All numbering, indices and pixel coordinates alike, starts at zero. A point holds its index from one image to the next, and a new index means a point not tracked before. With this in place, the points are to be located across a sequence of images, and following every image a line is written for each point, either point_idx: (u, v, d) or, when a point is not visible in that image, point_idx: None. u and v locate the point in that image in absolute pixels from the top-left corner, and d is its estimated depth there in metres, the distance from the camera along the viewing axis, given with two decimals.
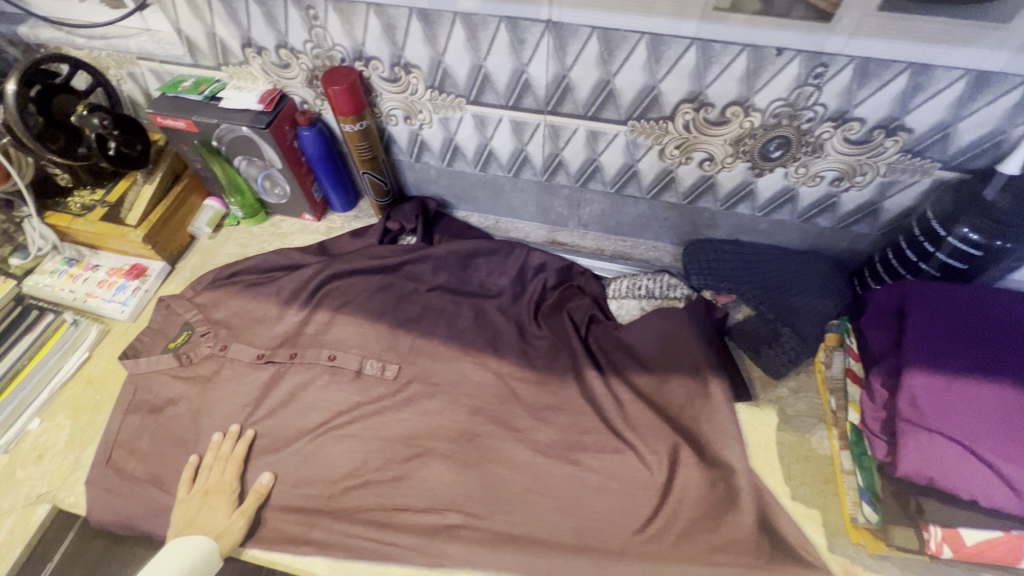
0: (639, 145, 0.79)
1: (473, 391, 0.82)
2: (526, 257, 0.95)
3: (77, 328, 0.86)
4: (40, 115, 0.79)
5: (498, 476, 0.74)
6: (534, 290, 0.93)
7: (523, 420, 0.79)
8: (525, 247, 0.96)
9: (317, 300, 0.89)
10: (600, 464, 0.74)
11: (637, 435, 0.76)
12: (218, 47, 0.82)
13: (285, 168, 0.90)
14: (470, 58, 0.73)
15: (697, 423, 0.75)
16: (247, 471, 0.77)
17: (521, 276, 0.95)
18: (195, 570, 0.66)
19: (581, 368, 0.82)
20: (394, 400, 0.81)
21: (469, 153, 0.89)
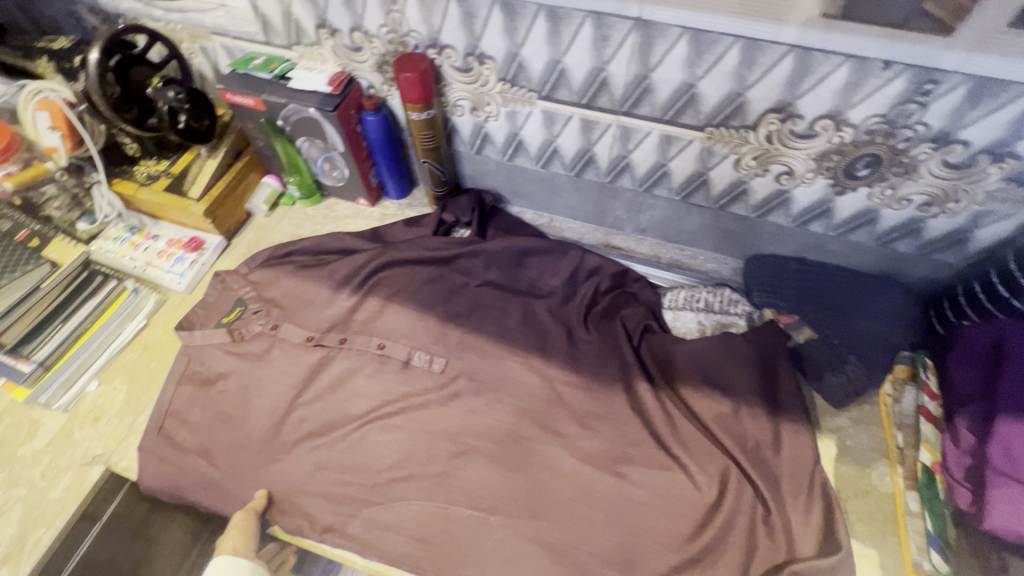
0: (713, 153, 0.76)
1: (521, 393, 0.80)
2: (580, 259, 0.93)
3: (137, 296, 0.88)
4: (117, 85, 0.81)
5: (542, 481, 0.73)
6: (586, 293, 0.90)
7: (569, 427, 0.77)
8: (580, 248, 0.94)
9: (369, 287, 0.89)
10: (648, 481, 0.72)
11: (688, 454, 0.73)
12: (292, 26, 0.82)
13: (347, 153, 0.90)
14: (548, 53, 0.70)
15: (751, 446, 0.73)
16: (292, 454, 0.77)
17: (573, 278, 0.93)
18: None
19: (632, 379, 0.80)
20: (440, 395, 0.80)
21: (533, 149, 0.87)
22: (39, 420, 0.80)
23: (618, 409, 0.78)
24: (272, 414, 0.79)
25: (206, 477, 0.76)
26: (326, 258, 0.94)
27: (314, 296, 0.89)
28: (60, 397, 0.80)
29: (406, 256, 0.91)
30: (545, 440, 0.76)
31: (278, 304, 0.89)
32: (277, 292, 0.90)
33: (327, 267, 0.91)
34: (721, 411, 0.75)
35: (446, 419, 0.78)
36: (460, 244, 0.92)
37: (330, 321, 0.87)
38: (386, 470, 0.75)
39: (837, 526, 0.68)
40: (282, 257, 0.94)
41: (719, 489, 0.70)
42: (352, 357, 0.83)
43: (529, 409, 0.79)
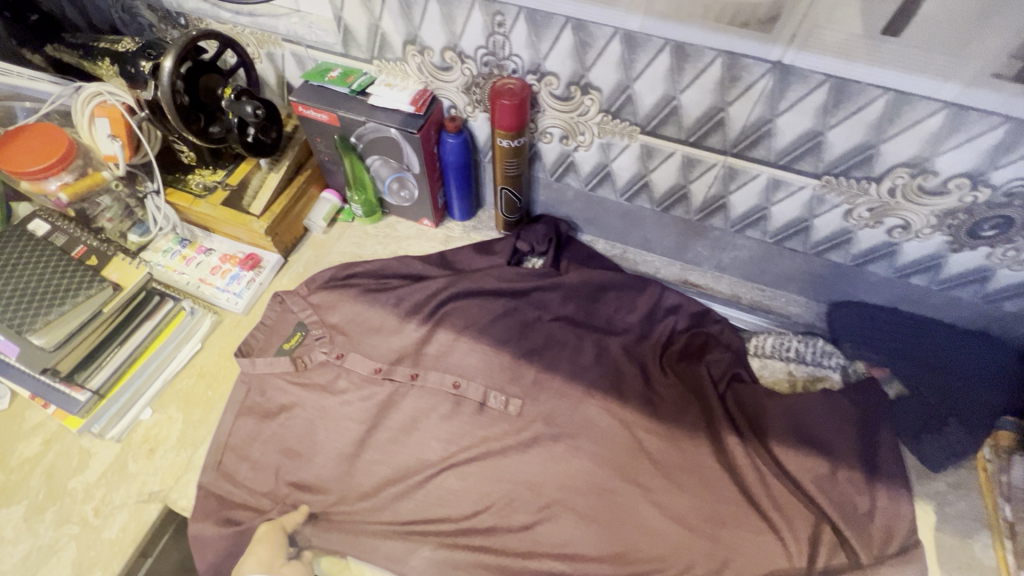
0: (824, 202, 0.72)
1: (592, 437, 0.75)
2: (659, 296, 0.89)
3: (193, 318, 0.83)
4: (187, 94, 0.75)
5: (632, 540, 0.70)
6: (662, 333, 0.86)
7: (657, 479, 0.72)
8: (659, 285, 0.90)
9: (438, 317, 0.84)
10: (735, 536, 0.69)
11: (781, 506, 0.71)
12: (377, 40, 0.77)
13: (422, 174, 0.85)
14: (664, 88, 0.66)
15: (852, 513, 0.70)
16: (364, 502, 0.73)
17: (651, 316, 0.88)
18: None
19: (719, 431, 0.75)
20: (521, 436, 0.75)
21: (621, 181, 0.82)
22: (90, 449, 0.75)
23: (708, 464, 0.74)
24: (342, 455, 0.75)
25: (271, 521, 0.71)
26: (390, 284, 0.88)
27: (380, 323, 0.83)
28: (114, 426, 0.75)
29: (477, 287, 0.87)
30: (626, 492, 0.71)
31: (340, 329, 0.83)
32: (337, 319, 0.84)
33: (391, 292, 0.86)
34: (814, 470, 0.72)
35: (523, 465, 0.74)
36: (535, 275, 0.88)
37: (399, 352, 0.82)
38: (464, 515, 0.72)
39: None
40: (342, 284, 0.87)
41: (818, 557, 0.67)
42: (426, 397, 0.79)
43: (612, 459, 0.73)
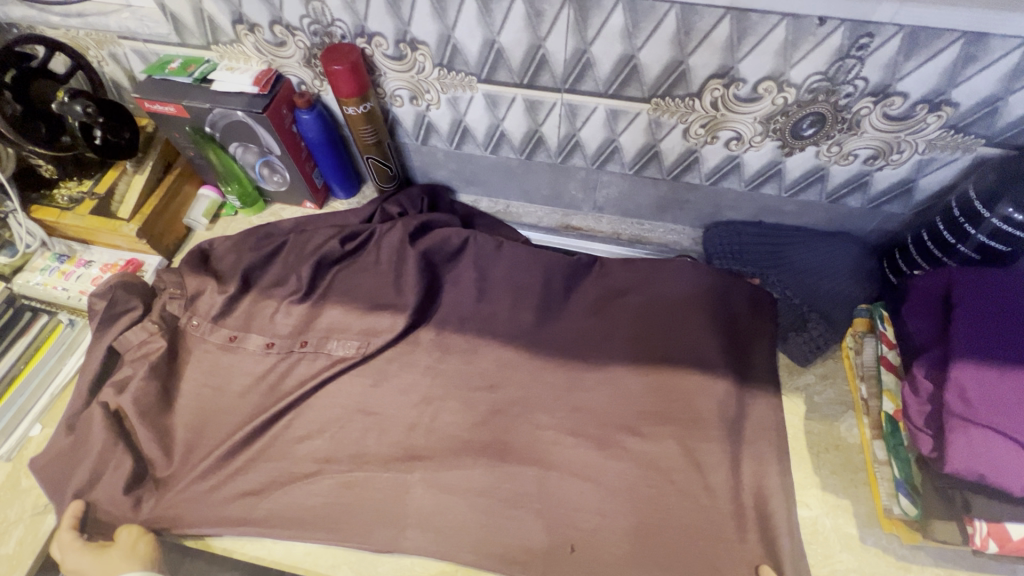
0: (661, 124, 0.74)
1: (521, 432, 0.75)
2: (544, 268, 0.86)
3: (73, 329, 0.83)
4: (18, 103, 0.74)
5: (534, 422, 0.75)
6: (514, 308, 0.83)
7: (596, 388, 0.77)
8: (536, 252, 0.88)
9: (301, 409, 0.77)
10: (694, 389, 0.74)
11: (747, 312, 0.79)
12: (206, 24, 0.76)
13: (284, 154, 0.85)
14: (482, 33, 0.67)
15: (701, 318, 0.78)
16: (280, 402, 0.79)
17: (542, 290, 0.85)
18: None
19: (603, 437, 0.73)
20: (427, 462, 0.73)
21: (480, 135, 0.84)
22: None
23: (588, 388, 0.77)
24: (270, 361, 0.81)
25: (129, 509, 0.70)
26: (258, 286, 0.86)
27: (245, 403, 0.77)
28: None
29: (347, 355, 0.80)
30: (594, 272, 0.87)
31: (202, 398, 0.78)
32: (211, 349, 0.81)
33: (259, 337, 0.82)
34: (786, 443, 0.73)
35: (519, 266, 0.86)
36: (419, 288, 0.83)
37: (249, 473, 0.73)
38: (329, 474, 0.73)
39: (809, 477, 0.72)
40: (180, 313, 0.83)
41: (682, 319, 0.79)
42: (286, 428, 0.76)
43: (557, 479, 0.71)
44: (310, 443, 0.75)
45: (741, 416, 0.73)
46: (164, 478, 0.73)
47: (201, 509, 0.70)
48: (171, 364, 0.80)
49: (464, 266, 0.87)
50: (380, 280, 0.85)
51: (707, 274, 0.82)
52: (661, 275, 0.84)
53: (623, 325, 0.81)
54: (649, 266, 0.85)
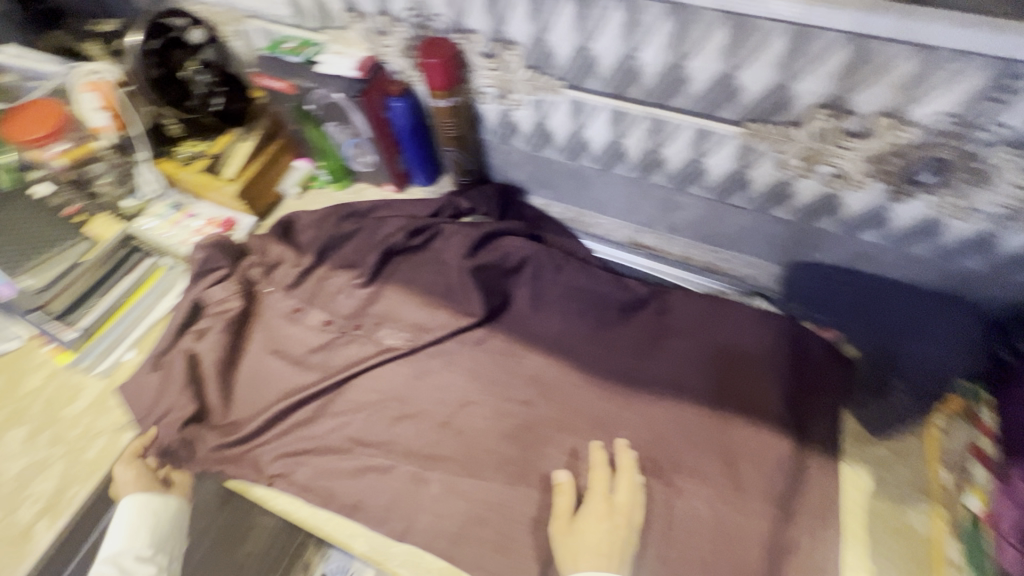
0: (753, 151, 0.69)
1: (550, 451, 0.76)
2: (604, 295, 0.86)
3: (172, 272, 0.92)
4: (159, 68, 0.84)
5: (562, 445, 0.76)
6: (567, 325, 0.85)
7: (629, 420, 0.77)
8: (597, 275, 0.87)
9: (348, 383, 0.81)
10: (732, 445, 0.72)
11: (808, 375, 0.75)
12: (322, 10, 0.82)
13: (373, 139, 0.90)
14: (575, 39, 0.66)
15: (759, 373, 0.75)
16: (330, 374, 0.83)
17: (599, 317, 0.86)
18: (154, 512, 0.73)
19: (631, 478, 0.72)
20: (454, 460, 0.75)
21: (560, 140, 0.83)
22: (80, 384, 0.86)
23: (623, 418, 0.78)
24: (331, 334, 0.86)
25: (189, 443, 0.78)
26: (331, 261, 0.92)
27: (303, 368, 0.83)
28: (99, 364, 0.85)
29: (397, 345, 0.83)
30: (649, 310, 0.85)
31: (268, 356, 0.85)
32: (281, 315, 0.88)
33: (321, 312, 0.88)
34: (837, 521, 0.67)
35: (575, 294, 0.86)
36: (476, 293, 0.84)
37: (289, 436, 0.78)
38: (364, 451, 0.76)
39: (861, 562, 0.65)
40: (258, 279, 0.91)
41: (738, 372, 0.77)
42: (332, 399, 0.80)
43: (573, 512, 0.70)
44: (350, 418, 0.79)
45: (783, 481, 0.68)
46: (221, 422, 0.80)
47: (248, 456, 0.77)
48: (245, 322, 0.88)
49: (528, 284, 0.87)
50: (444, 273, 0.88)
51: (770, 335, 0.77)
52: (718, 327, 0.81)
53: (669, 372, 0.80)
54: (707, 315, 0.82)
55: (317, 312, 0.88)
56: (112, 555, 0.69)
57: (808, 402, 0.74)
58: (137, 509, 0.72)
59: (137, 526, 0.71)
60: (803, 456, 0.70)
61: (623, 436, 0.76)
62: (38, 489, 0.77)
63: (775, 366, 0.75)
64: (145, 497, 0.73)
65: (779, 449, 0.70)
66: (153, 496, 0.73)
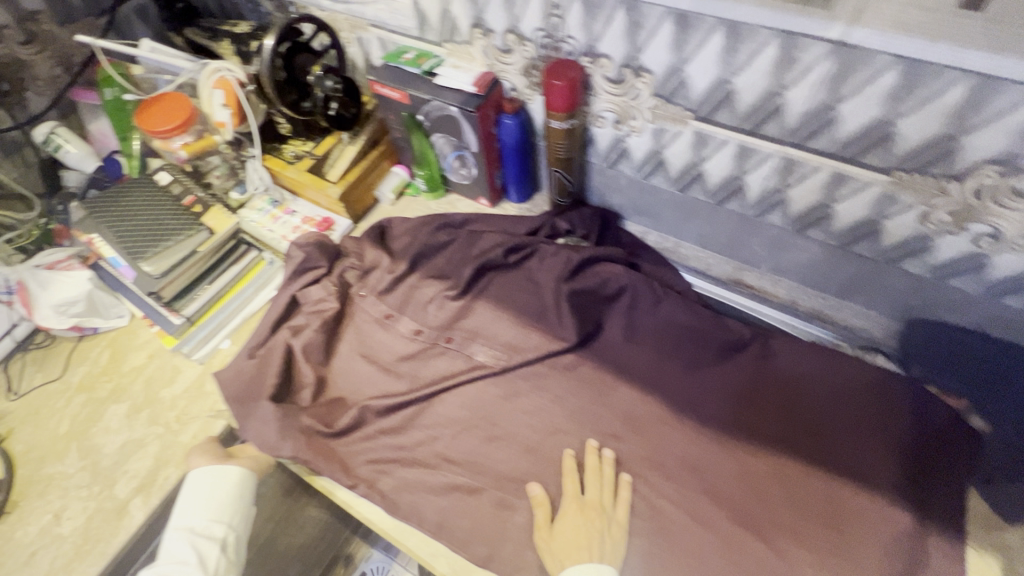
0: (896, 201, 0.65)
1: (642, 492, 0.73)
2: (703, 330, 0.82)
3: (272, 267, 0.95)
4: (284, 70, 0.86)
5: (653, 487, 0.73)
6: (663, 360, 0.82)
7: (725, 468, 0.73)
8: (696, 311, 0.83)
9: (437, 396, 0.80)
10: (841, 511, 0.68)
11: (932, 446, 0.69)
12: (448, 24, 0.82)
13: (479, 153, 0.90)
14: (717, 71, 0.64)
15: (874, 437, 0.71)
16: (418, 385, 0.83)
17: (695, 355, 0.81)
18: (214, 483, 0.74)
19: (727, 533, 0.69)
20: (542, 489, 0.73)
21: (674, 170, 0.81)
22: (179, 367, 0.89)
23: (720, 466, 0.74)
24: (422, 344, 0.86)
25: None
26: (424, 270, 0.93)
27: (394, 376, 0.84)
28: (198, 350, 0.88)
29: (488, 363, 0.83)
30: (752, 353, 0.81)
31: (359, 359, 0.86)
32: (373, 319, 0.89)
33: (411, 321, 0.88)
34: None
35: (673, 328, 0.83)
36: (570, 317, 0.83)
37: (377, 443, 0.78)
38: (451, 467, 0.75)
39: None
40: (353, 281, 0.92)
41: (851, 432, 0.72)
42: (420, 410, 0.80)
43: (665, 561, 0.68)
44: (438, 433, 0.78)
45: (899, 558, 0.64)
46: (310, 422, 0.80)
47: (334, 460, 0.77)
48: (337, 323, 0.89)
49: (623, 313, 0.85)
50: (537, 293, 0.87)
51: (887, 396, 0.73)
52: (829, 381, 0.76)
53: (772, 423, 0.75)
54: (818, 367, 0.77)
55: (409, 320, 0.88)
56: (186, 525, 0.71)
57: (931, 474, 0.68)
58: (198, 481, 0.74)
59: (200, 496, 0.73)
60: (922, 533, 0.65)
61: (719, 485, 0.72)
62: (135, 466, 0.80)
63: (893, 432, 0.70)
64: (207, 466, 0.75)
65: (896, 522, 0.65)
66: (214, 465, 0.76)
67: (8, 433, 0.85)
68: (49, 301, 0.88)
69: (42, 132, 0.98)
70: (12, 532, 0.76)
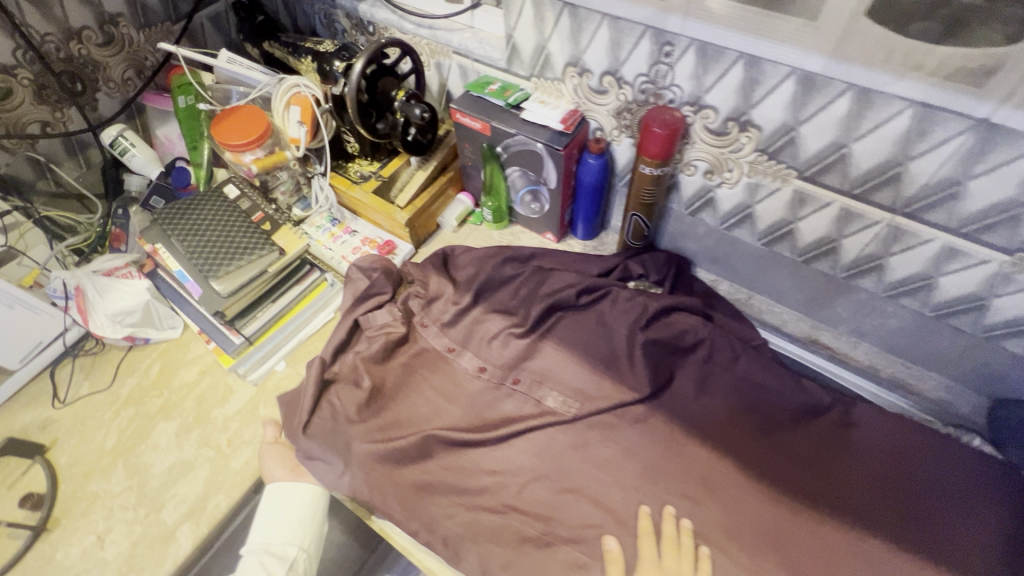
0: (1010, 281, 0.63)
1: (720, 563, 0.69)
2: (781, 391, 0.79)
3: (332, 289, 0.93)
4: (366, 93, 0.84)
5: (732, 558, 0.69)
6: (740, 421, 0.78)
7: (806, 542, 0.70)
8: (775, 370, 0.80)
9: (504, 441, 0.77)
10: None
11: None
12: (541, 59, 0.81)
13: (556, 190, 0.88)
14: (835, 135, 0.62)
15: (963, 522, 0.68)
16: (483, 427, 0.80)
17: (771, 416, 0.78)
18: (282, 501, 0.75)
19: None
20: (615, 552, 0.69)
21: (762, 225, 0.79)
22: (231, 387, 0.86)
23: (801, 539, 0.70)
24: (487, 383, 0.84)
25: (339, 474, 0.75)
26: (490, 304, 0.90)
27: (458, 414, 0.81)
28: (254, 371, 0.85)
29: (558, 410, 0.80)
30: (831, 419, 0.77)
31: (420, 394, 0.82)
32: (436, 353, 0.87)
33: (475, 357, 0.86)
34: None
35: (749, 387, 0.80)
36: (643, 367, 0.80)
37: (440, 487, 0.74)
38: (520, 520, 0.71)
39: None
40: (416, 310, 0.90)
41: (939, 516, 0.69)
42: (487, 455, 0.76)
43: None
44: (505, 481, 0.74)
45: None
46: None
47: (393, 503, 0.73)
48: (398, 354, 0.86)
49: (700, 369, 0.81)
50: (609, 339, 0.84)
51: (977, 480, 0.70)
52: (915, 458, 0.73)
53: (854, 497, 0.72)
54: (905, 443, 0.74)
55: (473, 357, 0.86)
56: (261, 545, 0.73)
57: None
58: (271, 501, 0.75)
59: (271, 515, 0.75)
60: None
61: (800, 560, 0.68)
62: (183, 491, 0.77)
63: (984, 520, 0.68)
64: (281, 485, 0.76)
65: None
66: (288, 483, 0.76)
67: (52, 444, 0.82)
68: (106, 310, 0.85)
69: (111, 135, 0.97)
70: (54, 553, 0.72)
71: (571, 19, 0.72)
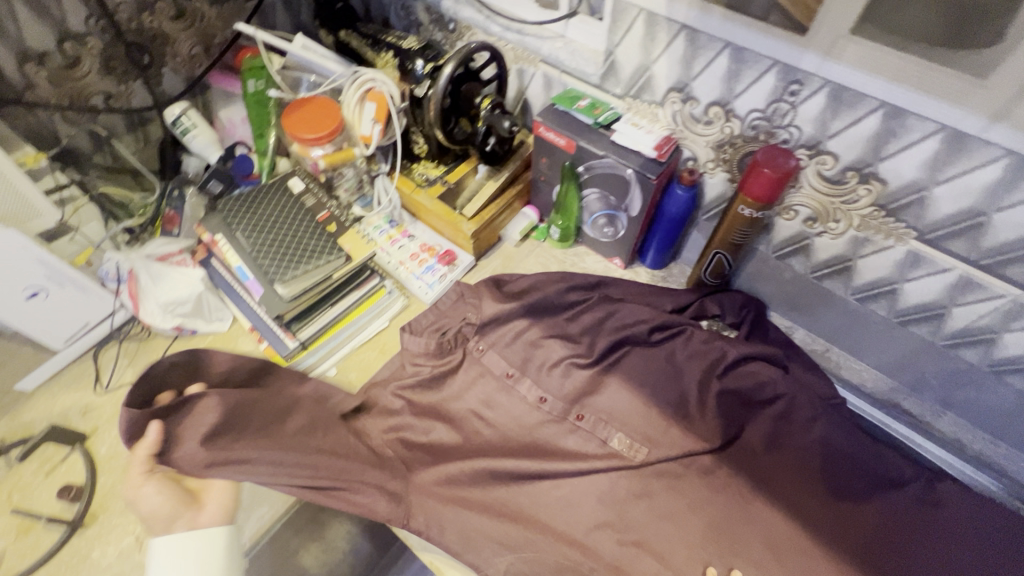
0: None
1: None
2: (863, 459, 0.74)
3: (390, 297, 0.89)
4: (449, 98, 0.80)
5: None
6: (816, 486, 0.73)
7: None
8: (857, 434, 0.75)
9: (565, 481, 0.74)
10: None
11: None
12: (640, 80, 0.76)
13: (637, 217, 0.84)
14: (974, 201, 0.57)
15: None
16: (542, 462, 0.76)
17: (851, 486, 0.73)
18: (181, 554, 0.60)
19: None
20: None
21: (860, 280, 0.74)
22: None
23: None
24: (548, 415, 0.80)
25: None
26: (554, 330, 0.85)
27: (516, 445, 0.77)
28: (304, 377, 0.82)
29: (623, 453, 0.76)
30: (915, 493, 0.72)
31: (478, 421, 0.79)
32: (493, 380, 0.82)
33: (536, 387, 0.81)
34: None
35: (828, 451, 0.75)
36: (715, 416, 0.77)
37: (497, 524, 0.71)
38: (581, 572, 0.67)
39: None
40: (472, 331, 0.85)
41: None
42: (548, 494, 0.73)
43: None
44: (566, 525, 0.71)
45: None
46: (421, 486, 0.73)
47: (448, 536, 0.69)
48: (456, 375, 0.82)
49: (776, 425, 0.77)
50: (679, 382, 0.80)
51: None
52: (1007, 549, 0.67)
53: None
54: (996, 529, 0.68)
55: (534, 385, 0.81)
56: None
57: None
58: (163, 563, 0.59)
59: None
60: None
61: None
62: None
63: None
64: (167, 541, 0.60)
65: None
66: (174, 538, 0.61)
67: (92, 432, 0.79)
68: (158, 298, 0.82)
69: (174, 113, 0.92)
70: (89, 551, 0.70)
71: (687, 42, 0.67)
